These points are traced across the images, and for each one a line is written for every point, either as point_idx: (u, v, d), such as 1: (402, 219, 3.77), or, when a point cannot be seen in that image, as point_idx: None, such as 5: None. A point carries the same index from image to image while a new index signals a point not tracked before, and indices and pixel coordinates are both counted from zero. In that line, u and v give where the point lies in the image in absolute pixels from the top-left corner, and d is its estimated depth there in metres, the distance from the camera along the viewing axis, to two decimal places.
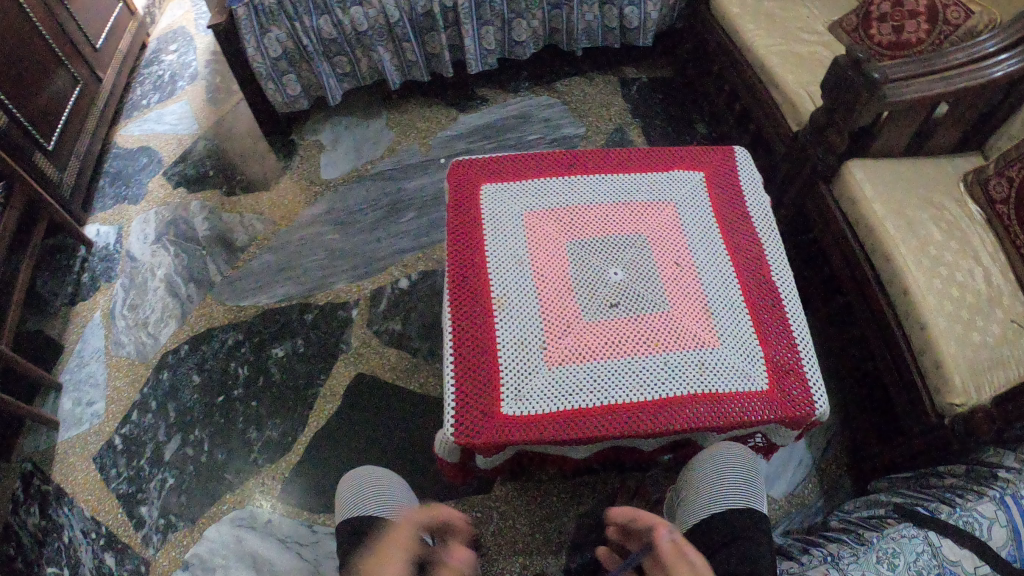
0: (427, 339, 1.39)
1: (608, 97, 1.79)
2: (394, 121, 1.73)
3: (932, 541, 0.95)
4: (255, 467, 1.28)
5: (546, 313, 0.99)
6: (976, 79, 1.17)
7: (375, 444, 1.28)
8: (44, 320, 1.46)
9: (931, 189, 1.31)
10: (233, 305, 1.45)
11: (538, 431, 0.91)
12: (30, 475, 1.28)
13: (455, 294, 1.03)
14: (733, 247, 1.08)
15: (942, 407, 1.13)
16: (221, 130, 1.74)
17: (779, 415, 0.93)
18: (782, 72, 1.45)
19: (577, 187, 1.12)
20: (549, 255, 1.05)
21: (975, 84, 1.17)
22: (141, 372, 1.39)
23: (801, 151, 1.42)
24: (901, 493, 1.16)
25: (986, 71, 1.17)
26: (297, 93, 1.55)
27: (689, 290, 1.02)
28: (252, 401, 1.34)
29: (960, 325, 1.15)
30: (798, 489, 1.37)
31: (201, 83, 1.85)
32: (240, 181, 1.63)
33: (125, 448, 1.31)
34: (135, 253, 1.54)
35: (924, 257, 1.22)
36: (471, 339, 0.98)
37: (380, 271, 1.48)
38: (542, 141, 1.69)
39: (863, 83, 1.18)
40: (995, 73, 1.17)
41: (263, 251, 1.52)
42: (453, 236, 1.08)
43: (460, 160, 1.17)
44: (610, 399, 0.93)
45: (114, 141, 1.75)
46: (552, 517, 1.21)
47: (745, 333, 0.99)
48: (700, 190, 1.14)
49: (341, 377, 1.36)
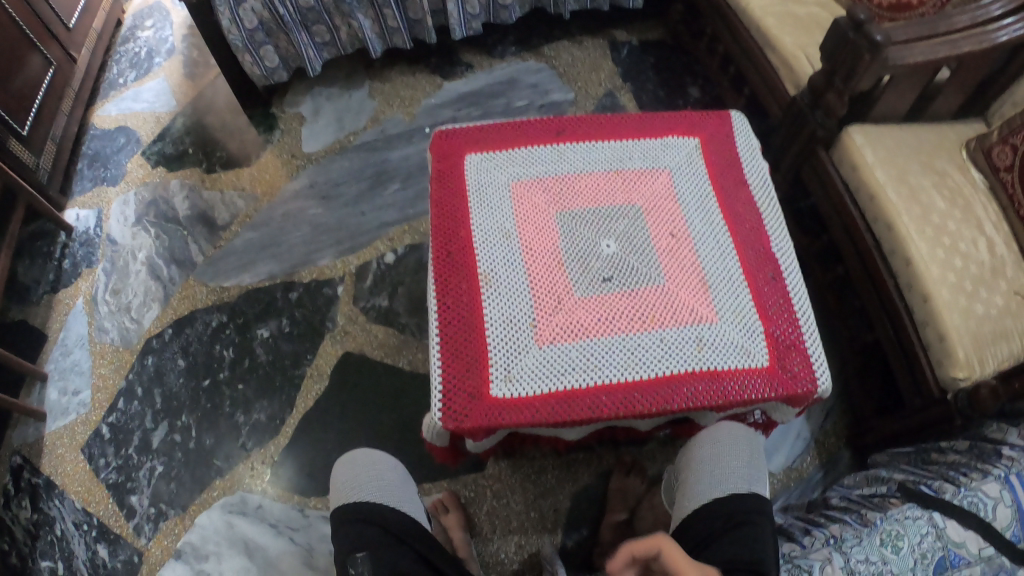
0: (415, 315, 1.36)
1: (598, 61, 1.72)
2: (377, 90, 1.66)
3: (937, 523, 0.95)
4: (244, 451, 1.26)
5: (536, 289, 0.96)
6: (982, 44, 1.12)
7: (364, 424, 1.26)
8: (27, 310, 1.43)
9: (933, 155, 1.27)
10: (216, 285, 1.42)
11: (529, 413, 0.88)
12: (19, 468, 1.26)
13: (440, 270, 0.99)
14: (731, 217, 1.04)
15: (946, 381, 1.11)
16: (200, 106, 1.68)
17: (778, 391, 0.91)
18: (780, 35, 1.39)
19: (567, 156, 1.08)
20: (538, 229, 1.01)
21: (980, 48, 1.12)
22: (125, 358, 1.36)
23: (800, 116, 1.37)
24: (903, 470, 1.13)
25: (991, 35, 1.12)
26: (276, 65, 1.50)
27: (685, 262, 0.99)
28: (238, 383, 1.31)
29: (964, 298, 1.12)
30: (796, 462, 1.36)
31: (178, 58, 1.78)
32: (220, 156, 1.58)
33: (113, 436, 1.29)
34: (116, 236, 1.50)
35: (928, 227, 1.18)
36: (457, 318, 0.95)
37: (365, 246, 1.44)
38: (530, 108, 1.64)
39: (865, 46, 1.12)
40: (1001, 37, 1.12)
41: (245, 229, 1.48)
42: (437, 210, 1.03)
43: (442, 129, 1.11)
44: (603, 378, 0.90)
45: (92, 122, 1.69)
46: (547, 494, 1.19)
47: (744, 306, 0.96)
48: (696, 157, 1.09)
49: (328, 356, 1.33)
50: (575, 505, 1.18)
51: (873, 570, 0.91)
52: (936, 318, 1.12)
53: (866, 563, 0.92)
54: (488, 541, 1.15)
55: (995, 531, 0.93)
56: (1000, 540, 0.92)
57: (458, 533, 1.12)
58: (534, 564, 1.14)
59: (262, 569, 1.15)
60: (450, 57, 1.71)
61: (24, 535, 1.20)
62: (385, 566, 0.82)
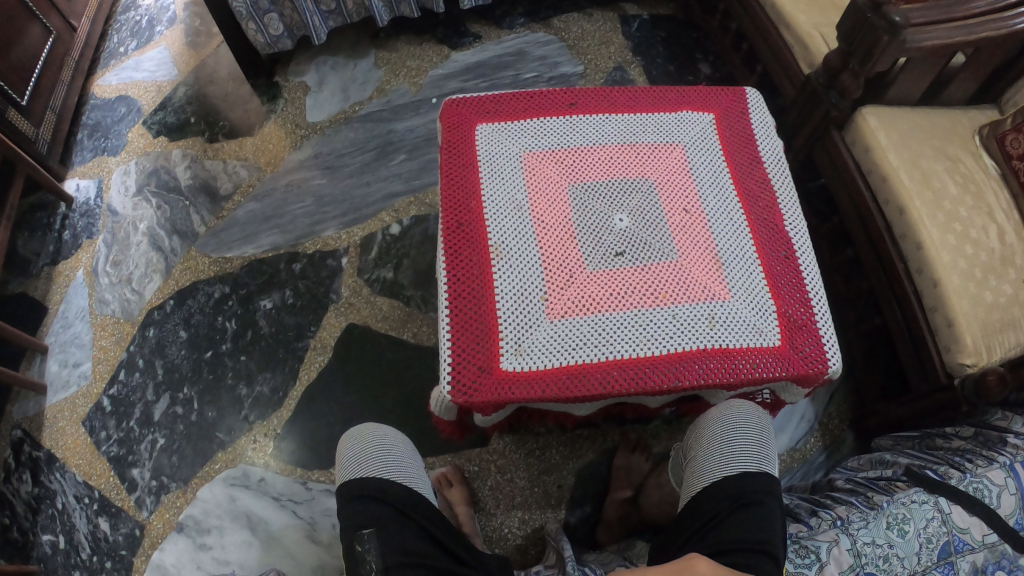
0: (420, 288, 1.34)
1: (608, 35, 1.69)
2: (383, 60, 1.63)
3: (942, 508, 0.94)
4: (246, 424, 1.25)
5: (547, 262, 0.94)
6: (998, 30, 1.10)
7: (369, 397, 1.25)
8: (27, 282, 1.41)
9: (946, 140, 1.25)
10: (219, 257, 1.40)
11: (540, 387, 0.87)
12: (20, 442, 1.25)
13: (449, 241, 0.97)
14: (746, 195, 1.02)
15: (953, 367, 1.10)
16: (202, 75, 1.65)
17: (789, 371, 0.90)
18: (794, 12, 1.37)
19: (579, 128, 1.06)
20: (549, 201, 0.99)
21: (995, 35, 1.10)
22: (126, 330, 1.35)
23: (814, 95, 1.34)
24: (909, 454, 1.12)
25: (1008, 21, 1.10)
26: (280, 33, 1.47)
27: (698, 238, 0.97)
28: (241, 355, 1.30)
29: (974, 285, 1.10)
30: (801, 443, 1.35)
31: (180, 27, 1.75)
32: (222, 127, 1.56)
33: (114, 409, 1.28)
34: (117, 207, 1.48)
35: (939, 213, 1.16)
36: (467, 290, 0.93)
37: (370, 217, 1.42)
38: (539, 80, 1.61)
39: (883, 27, 1.10)
40: (1018, 24, 1.10)
41: (248, 200, 1.46)
42: (446, 180, 1.01)
43: (453, 97, 1.09)
44: (615, 354, 0.89)
45: (92, 92, 1.67)
46: (551, 470, 1.18)
47: (756, 285, 0.95)
48: (710, 133, 1.07)
49: (331, 329, 1.31)
50: (580, 481, 1.18)
51: (878, 553, 0.91)
52: (946, 303, 1.10)
53: (871, 547, 0.92)
54: (491, 516, 1.15)
55: (997, 518, 0.93)
56: (1004, 527, 0.92)
57: (462, 507, 1.11)
58: (537, 539, 1.13)
59: (264, 543, 1.14)
60: (457, 28, 1.68)
61: (26, 509, 1.20)
62: (391, 547, 0.83)
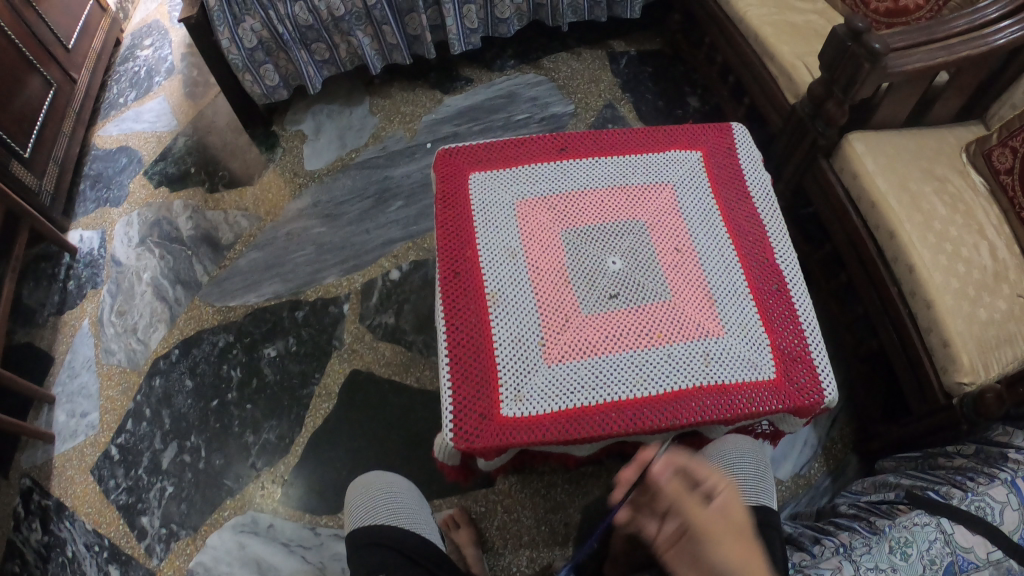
0: (422, 333, 1.36)
1: (597, 73, 1.72)
2: (377, 107, 1.66)
3: (945, 530, 0.94)
4: (254, 470, 1.26)
5: (543, 307, 0.95)
6: (979, 47, 1.13)
7: (375, 442, 1.26)
8: (34, 332, 1.43)
9: (934, 161, 1.27)
10: (222, 306, 1.42)
11: (540, 432, 0.87)
12: (29, 490, 1.27)
13: (447, 290, 0.98)
14: (735, 231, 1.03)
15: (951, 386, 1.11)
16: (200, 125, 1.69)
17: (785, 404, 0.91)
18: (777, 44, 1.39)
19: (569, 173, 1.07)
20: (543, 246, 1.00)
21: (978, 52, 1.13)
22: (133, 380, 1.36)
23: (800, 125, 1.36)
24: (911, 475, 1.13)
25: (989, 38, 1.13)
26: (276, 84, 1.51)
27: (691, 277, 0.98)
28: (246, 404, 1.31)
29: (967, 304, 1.12)
30: (805, 470, 1.34)
31: (178, 77, 1.79)
32: (222, 176, 1.58)
33: (122, 457, 1.29)
34: (120, 257, 1.50)
35: (929, 234, 1.18)
36: (466, 338, 0.94)
37: (370, 263, 1.45)
38: (531, 121, 1.64)
39: (864, 55, 1.12)
40: (998, 41, 1.13)
41: (250, 249, 1.48)
42: (442, 230, 1.03)
43: (446, 148, 1.12)
44: (613, 395, 0.89)
45: (93, 142, 1.70)
46: (557, 508, 1.19)
47: (750, 319, 0.96)
48: (698, 171, 1.09)
49: (335, 376, 1.33)
50: (587, 518, 1.18)
51: None
52: (941, 323, 1.12)
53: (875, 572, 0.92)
54: (500, 556, 1.15)
55: (1001, 534, 0.92)
56: (1007, 542, 0.91)
57: (470, 549, 1.12)
58: None
59: None
60: (449, 73, 1.72)
61: (36, 557, 1.20)
62: None
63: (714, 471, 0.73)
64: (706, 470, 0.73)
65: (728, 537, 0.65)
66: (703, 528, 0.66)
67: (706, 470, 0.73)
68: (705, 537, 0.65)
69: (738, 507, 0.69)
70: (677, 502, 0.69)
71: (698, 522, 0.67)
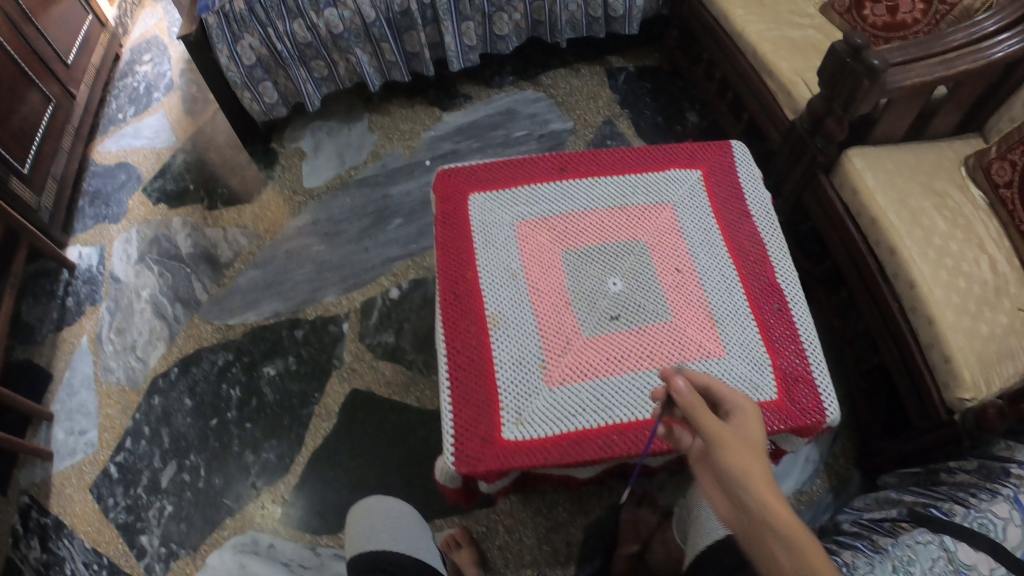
0: (422, 352, 1.36)
1: (595, 89, 1.73)
2: (376, 124, 1.67)
3: (947, 547, 0.92)
4: (254, 490, 1.25)
5: (544, 329, 0.95)
6: (977, 62, 1.14)
7: (376, 462, 1.25)
8: (32, 349, 1.43)
9: (933, 176, 1.27)
10: (221, 324, 1.42)
11: (542, 455, 0.87)
12: (28, 508, 1.26)
13: (447, 313, 0.98)
14: (736, 250, 1.03)
15: (953, 402, 1.11)
16: (200, 141, 1.69)
17: (787, 425, 0.90)
18: (776, 59, 1.39)
19: (569, 194, 1.07)
20: (543, 267, 1.00)
21: (976, 66, 1.13)
22: (132, 398, 1.36)
23: (800, 140, 1.36)
24: (913, 492, 1.13)
25: (987, 52, 1.14)
26: (275, 101, 1.51)
27: (692, 297, 0.98)
28: (246, 423, 1.31)
29: (968, 319, 1.12)
30: (807, 486, 1.33)
31: (177, 94, 1.79)
32: (221, 194, 1.58)
33: (121, 476, 1.28)
34: (119, 274, 1.50)
35: (929, 249, 1.18)
36: (467, 361, 0.93)
37: (369, 282, 1.45)
38: (530, 137, 1.64)
39: (863, 71, 1.12)
40: (996, 54, 1.13)
41: (249, 267, 1.48)
42: (442, 252, 1.03)
43: (445, 168, 1.11)
44: (614, 418, 0.89)
45: (92, 158, 1.70)
46: (559, 527, 1.19)
47: (751, 340, 0.96)
48: (698, 190, 1.09)
49: (335, 395, 1.32)
50: (589, 537, 1.18)
51: None
52: (942, 339, 1.11)
53: None
54: None
55: (1003, 550, 0.90)
56: (1009, 557, 0.89)
57: (471, 569, 1.12)
58: None
59: None
60: (448, 89, 1.72)
61: None
62: None
63: (740, 394, 0.69)
64: (726, 391, 0.69)
65: (741, 449, 0.59)
66: (715, 438, 0.61)
67: (729, 392, 0.69)
68: (718, 447, 0.60)
69: (757, 425, 0.64)
70: (695, 415, 0.64)
71: (713, 433, 0.61)
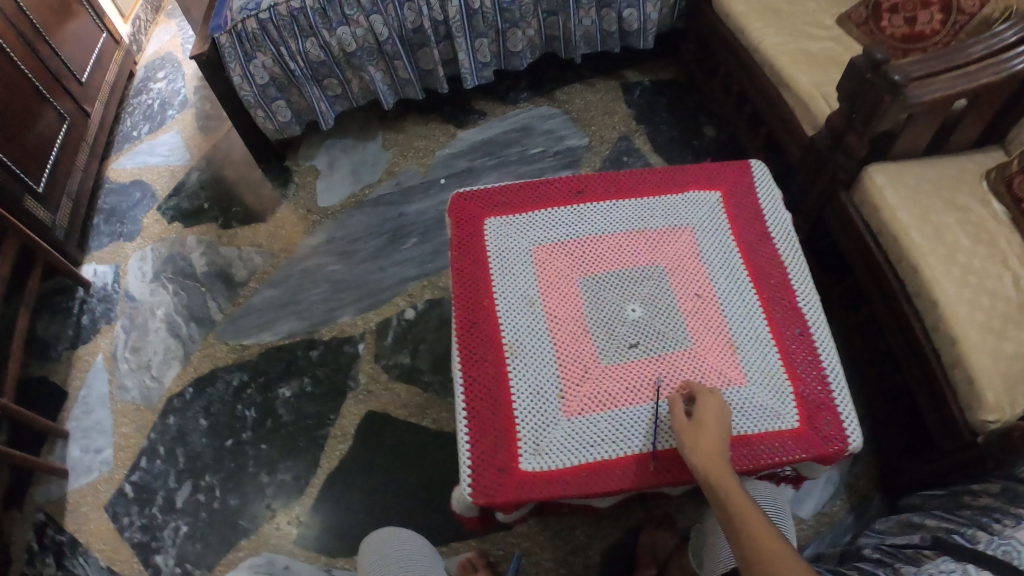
0: (438, 373, 1.35)
1: (610, 104, 1.72)
2: (391, 142, 1.67)
3: (970, 574, 0.84)
4: (270, 511, 1.24)
5: (561, 358, 0.93)
6: (999, 73, 1.12)
7: (392, 483, 1.24)
8: (48, 366, 1.43)
9: (955, 191, 1.25)
10: (237, 344, 1.41)
11: (560, 486, 0.86)
12: (43, 525, 1.26)
13: (463, 341, 0.97)
14: (756, 274, 1.02)
15: (976, 424, 1.08)
16: (215, 159, 1.69)
17: (809, 453, 0.89)
18: (795, 73, 1.37)
19: (586, 218, 1.06)
20: (560, 294, 0.99)
21: (996, 78, 1.11)
22: (147, 418, 1.36)
23: (819, 156, 1.35)
24: (936, 515, 1.08)
25: (1007, 63, 1.12)
26: (288, 120, 1.51)
27: (712, 324, 0.96)
28: (262, 444, 1.30)
29: (993, 337, 1.09)
30: (827, 507, 1.31)
31: (191, 111, 1.80)
32: (236, 212, 1.59)
33: (137, 495, 1.28)
34: (134, 292, 1.50)
35: (953, 266, 1.16)
36: (484, 391, 0.92)
37: (385, 302, 1.44)
38: (544, 155, 1.63)
39: (884, 86, 1.11)
40: (1016, 66, 1.11)
41: (264, 286, 1.48)
42: (458, 278, 1.02)
43: (460, 192, 1.11)
44: (634, 448, 0.87)
45: (107, 176, 1.71)
46: (577, 550, 1.17)
47: (773, 367, 0.94)
48: (718, 212, 1.07)
49: (350, 417, 1.31)
50: (607, 560, 1.16)
51: None
52: (965, 359, 1.09)
53: None
54: None
55: None
56: None
57: None
58: None
59: None
60: (462, 106, 1.72)
61: None
62: None
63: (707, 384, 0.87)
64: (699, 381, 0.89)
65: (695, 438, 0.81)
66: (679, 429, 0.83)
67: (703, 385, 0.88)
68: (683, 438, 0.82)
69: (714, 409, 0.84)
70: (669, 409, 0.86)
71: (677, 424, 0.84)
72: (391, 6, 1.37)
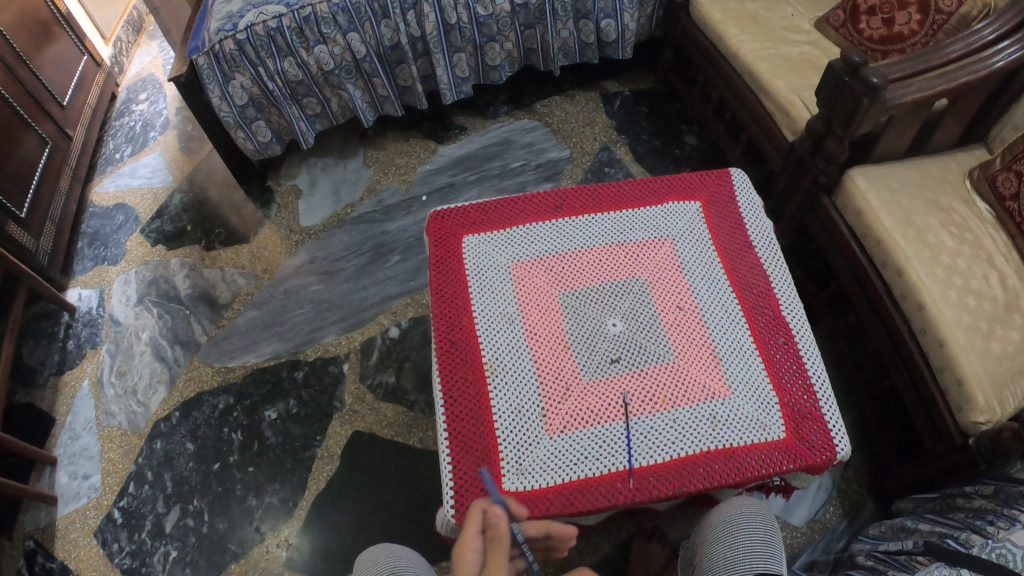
0: (424, 392, 1.34)
1: (591, 115, 1.72)
2: (372, 159, 1.67)
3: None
4: (258, 535, 1.22)
5: (542, 375, 0.93)
6: (977, 72, 1.11)
7: (380, 504, 1.23)
8: (34, 393, 1.42)
9: (937, 192, 1.25)
10: (222, 366, 1.41)
11: (544, 505, 0.85)
12: (33, 552, 1.24)
13: (443, 361, 0.96)
14: (738, 283, 1.01)
15: (967, 426, 1.07)
16: (197, 181, 1.69)
17: (797, 464, 0.87)
18: (772, 80, 1.38)
19: (566, 232, 1.06)
20: (540, 310, 0.98)
21: (976, 77, 1.11)
22: (134, 442, 1.34)
23: (800, 162, 1.35)
24: (928, 519, 1.06)
25: (986, 62, 1.11)
26: (268, 139, 1.51)
27: (694, 336, 0.96)
28: (248, 466, 1.29)
29: (980, 338, 1.08)
30: (821, 514, 1.30)
31: (173, 132, 1.80)
32: (218, 233, 1.58)
33: (125, 521, 1.26)
34: (119, 316, 1.50)
35: (937, 268, 1.15)
36: (465, 411, 0.91)
37: (369, 321, 1.44)
38: (527, 167, 1.63)
39: (862, 89, 1.10)
40: (996, 64, 1.10)
41: (247, 308, 1.47)
42: (437, 296, 1.01)
43: (438, 210, 1.11)
44: (617, 465, 0.87)
45: (91, 199, 1.70)
46: (568, 566, 1.16)
47: (757, 377, 0.93)
48: (698, 223, 1.07)
49: (336, 437, 1.31)
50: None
51: None
52: (954, 362, 1.08)
53: None
54: None
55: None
56: None
57: None
58: None
59: None
60: (442, 122, 1.73)
61: None
62: None
63: None
64: None
65: None
66: None
67: None
68: None
69: None
70: None
71: None
72: (368, 25, 1.37)
